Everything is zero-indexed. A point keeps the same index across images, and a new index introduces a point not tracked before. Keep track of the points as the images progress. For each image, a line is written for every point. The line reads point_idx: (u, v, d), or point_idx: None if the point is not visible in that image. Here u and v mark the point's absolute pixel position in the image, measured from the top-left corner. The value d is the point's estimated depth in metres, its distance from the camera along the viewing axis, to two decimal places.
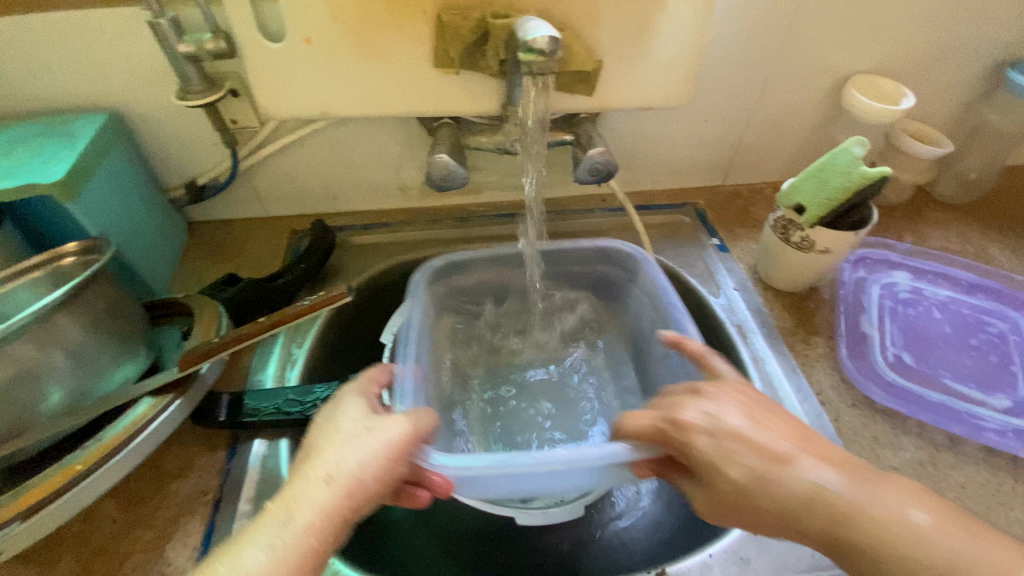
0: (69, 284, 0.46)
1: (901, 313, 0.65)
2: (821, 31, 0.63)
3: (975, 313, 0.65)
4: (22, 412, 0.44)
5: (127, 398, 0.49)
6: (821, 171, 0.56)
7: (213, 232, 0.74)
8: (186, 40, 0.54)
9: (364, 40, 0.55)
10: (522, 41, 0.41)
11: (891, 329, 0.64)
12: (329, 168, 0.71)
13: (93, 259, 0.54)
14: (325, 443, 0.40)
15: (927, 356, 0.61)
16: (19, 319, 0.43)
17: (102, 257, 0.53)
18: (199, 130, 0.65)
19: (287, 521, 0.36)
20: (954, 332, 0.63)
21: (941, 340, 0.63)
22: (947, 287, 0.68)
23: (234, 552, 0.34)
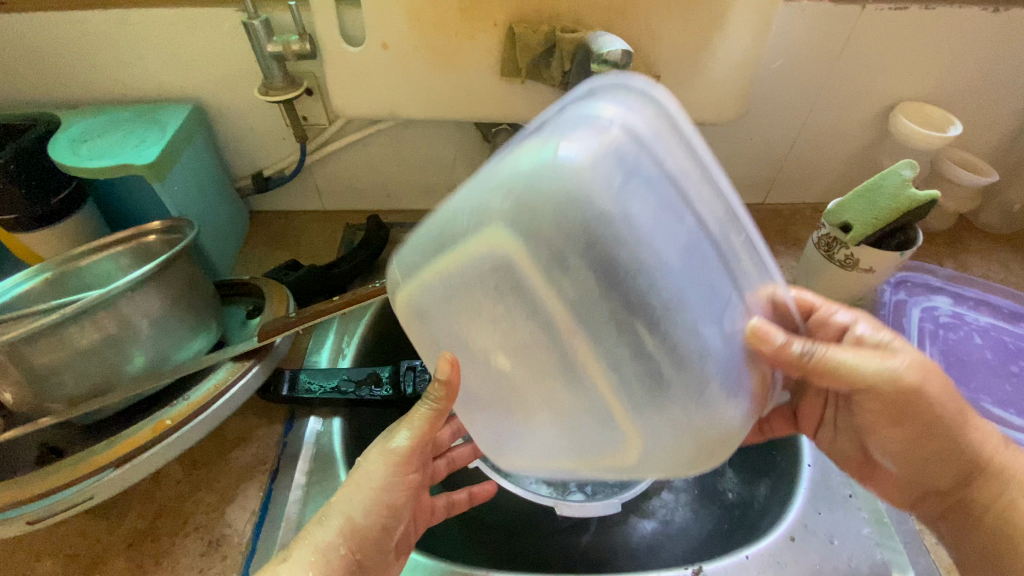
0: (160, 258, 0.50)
1: (942, 338, 0.66)
2: (871, 58, 0.65)
3: (1018, 340, 0.65)
4: (110, 371, 0.48)
5: (201, 367, 0.53)
6: (870, 191, 0.57)
7: (272, 222, 0.78)
8: (275, 41, 0.58)
9: (438, 47, 0.58)
10: (597, 54, 0.44)
11: (931, 351, 0.64)
12: (387, 166, 0.75)
13: (175, 238, 0.58)
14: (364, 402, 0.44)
15: (968, 381, 0.62)
16: (120, 285, 0.46)
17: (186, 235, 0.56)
18: (272, 124, 0.70)
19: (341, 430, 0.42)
20: (995, 359, 0.64)
21: (982, 365, 0.63)
22: (989, 314, 0.68)
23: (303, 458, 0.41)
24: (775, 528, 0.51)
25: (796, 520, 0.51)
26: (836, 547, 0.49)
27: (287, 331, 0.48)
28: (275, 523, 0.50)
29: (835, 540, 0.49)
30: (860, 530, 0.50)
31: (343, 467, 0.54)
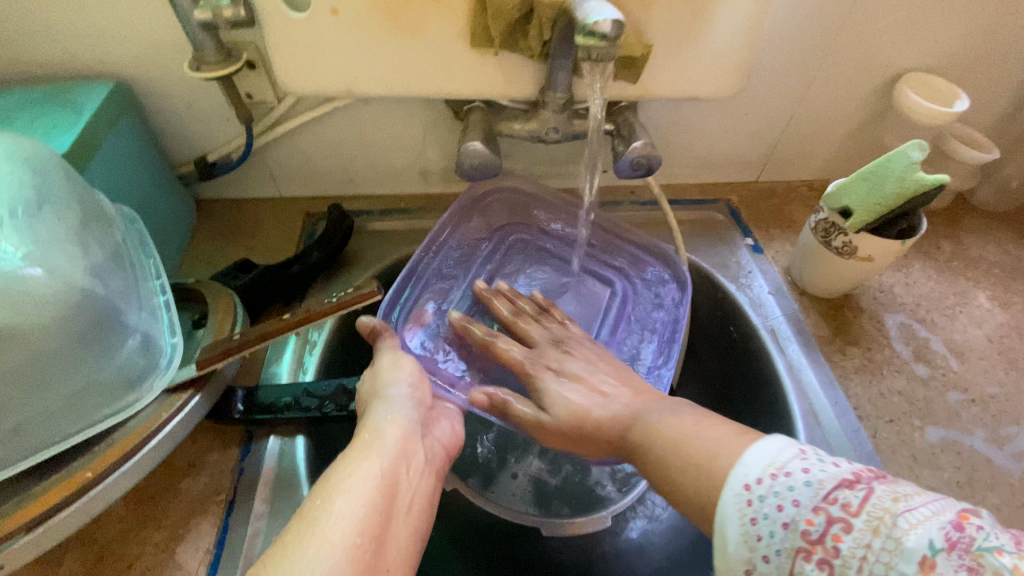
0: (132, 292, 0.42)
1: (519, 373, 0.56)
2: (877, 27, 0.60)
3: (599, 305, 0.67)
4: (34, 417, 0.36)
5: (322, 311, 0.44)
6: (872, 174, 0.52)
7: (222, 211, 0.70)
8: (202, 6, 0.50)
9: (399, 15, 0.50)
10: (582, 24, 0.37)
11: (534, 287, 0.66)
12: (348, 148, 0.67)
13: (134, 240, 0.47)
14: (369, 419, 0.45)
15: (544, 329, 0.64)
16: (93, 313, 0.37)
17: (124, 221, 0.48)
18: (213, 101, 0.61)
19: (359, 479, 0.39)
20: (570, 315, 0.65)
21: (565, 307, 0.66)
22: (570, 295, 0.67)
23: (312, 521, 0.35)
24: None
25: None
26: None
27: (230, 356, 0.42)
28: (234, 562, 0.45)
29: None
30: None
31: (307, 486, 0.49)
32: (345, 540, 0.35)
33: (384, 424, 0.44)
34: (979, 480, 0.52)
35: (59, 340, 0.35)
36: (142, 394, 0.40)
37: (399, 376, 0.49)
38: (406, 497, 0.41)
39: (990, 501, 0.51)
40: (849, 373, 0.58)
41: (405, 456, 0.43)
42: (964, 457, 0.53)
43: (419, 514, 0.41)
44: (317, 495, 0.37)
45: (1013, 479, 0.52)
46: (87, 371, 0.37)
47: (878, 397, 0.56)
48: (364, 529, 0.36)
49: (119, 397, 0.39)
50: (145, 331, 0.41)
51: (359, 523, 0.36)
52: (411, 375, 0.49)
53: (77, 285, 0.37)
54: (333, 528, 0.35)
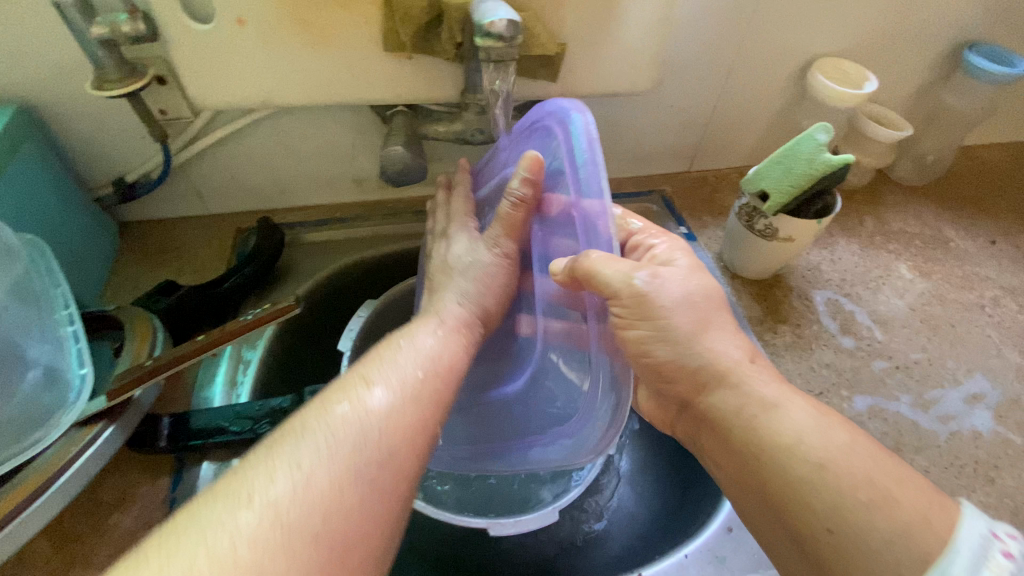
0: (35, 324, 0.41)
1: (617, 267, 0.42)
2: (785, 15, 0.62)
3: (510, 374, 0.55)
4: None
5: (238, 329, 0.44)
6: (785, 158, 0.54)
7: (148, 233, 0.68)
8: (99, 23, 0.48)
9: (308, 22, 0.49)
10: (478, 26, 0.37)
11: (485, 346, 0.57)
12: (275, 159, 0.66)
13: (44, 272, 0.45)
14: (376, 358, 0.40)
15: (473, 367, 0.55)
16: None
17: (32, 253, 0.45)
18: (125, 120, 0.59)
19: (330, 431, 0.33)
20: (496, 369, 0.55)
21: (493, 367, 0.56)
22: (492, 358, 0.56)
23: (251, 478, 0.30)
24: (715, 518, 0.49)
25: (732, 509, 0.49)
26: None
27: (145, 382, 0.42)
28: None
29: None
30: None
31: None
32: (287, 520, 0.29)
33: (407, 357, 0.40)
34: (906, 444, 0.54)
35: None
36: (49, 431, 0.39)
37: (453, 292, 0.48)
38: (421, 428, 0.36)
39: (917, 463, 0.53)
40: (781, 351, 0.60)
41: (437, 396, 0.39)
42: (890, 422, 0.56)
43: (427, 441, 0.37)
44: (275, 443, 0.33)
45: (936, 439, 0.55)
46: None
47: (809, 372, 0.59)
48: (315, 493, 0.30)
49: (23, 432, 0.38)
50: (48, 364, 0.41)
51: (320, 491, 0.30)
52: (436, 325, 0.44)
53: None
54: (278, 498, 0.29)
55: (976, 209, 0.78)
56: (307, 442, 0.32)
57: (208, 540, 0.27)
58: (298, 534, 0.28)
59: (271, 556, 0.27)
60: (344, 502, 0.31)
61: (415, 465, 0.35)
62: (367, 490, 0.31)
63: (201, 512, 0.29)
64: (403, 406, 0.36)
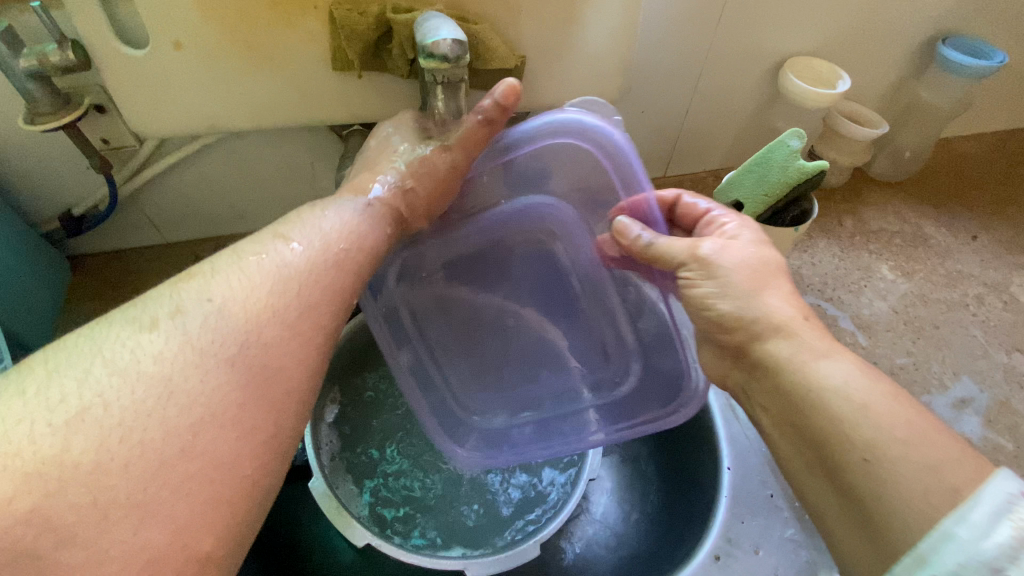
0: None
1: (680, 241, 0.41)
2: (754, 15, 0.60)
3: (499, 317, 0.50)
4: None
5: None
6: (758, 166, 0.52)
7: (100, 267, 0.65)
8: (26, 54, 0.45)
9: (251, 44, 0.47)
10: (421, 46, 0.35)
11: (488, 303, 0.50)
12: (231, 184, 0.63)
13: None
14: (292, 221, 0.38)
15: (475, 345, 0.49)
16: None
17: None
18: (67, 153, 0.56)
19: (205, 296, 0.31)
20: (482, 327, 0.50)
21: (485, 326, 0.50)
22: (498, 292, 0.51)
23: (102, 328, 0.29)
24: (700, 546, 0.47)
25: (719, 535, 0.47)
26: (761, 557, 0.46)
27: None
28: None
29: (765, 551, 0.47)
30: (784, 532, 0.48)
31: None
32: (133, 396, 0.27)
33: (321, 227, 0.38)
34: None
35: None
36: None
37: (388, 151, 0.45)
38: (311, 333, 0.33)
39: None
40: None
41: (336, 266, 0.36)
42: None
43: (316, 335, 0.33)
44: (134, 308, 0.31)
45: None
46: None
47: None
48: (197, 376, 0.28)
49: None
50: None
51: (168, 372, 0.28)
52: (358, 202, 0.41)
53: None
54: (146, 359, 0.28)
55: (956, 203, 0.77)
56: (201, 297, 0.31)
57: (16, 405, 0.26)
58: (145, 418, 0.27)
59: (79, 430, 0.25)
60: (208, 425, 0.28)
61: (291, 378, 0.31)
62: (224, 401, 0.28)
63: (39, 363, 0.28)
64: (292, 272, 0.34)
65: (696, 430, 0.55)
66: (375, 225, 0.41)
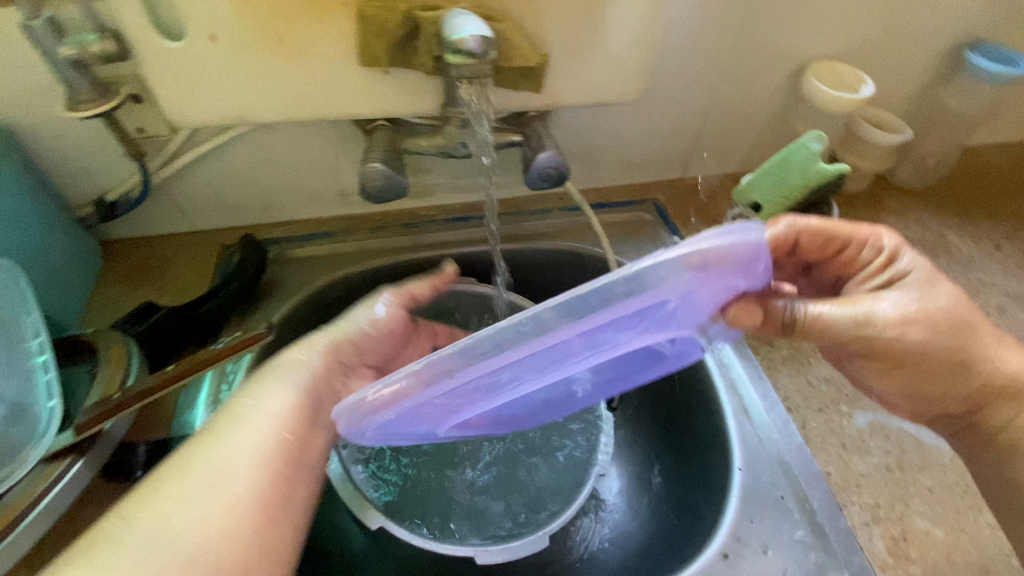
0: None
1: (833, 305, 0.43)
2: (778, 18, 0.61)
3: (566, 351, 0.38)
4: None
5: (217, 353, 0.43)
6: (777, 167, 0.52)
7: (130, 252, 0.67)
8: (68, 43, 0.47)
9: (283, 38, 0.48)
10: (448, 41, 0.36)
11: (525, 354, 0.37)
12: (258, 175, 0.65)
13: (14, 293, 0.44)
14: (256, 383, 0.45)
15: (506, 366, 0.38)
16: None
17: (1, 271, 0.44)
18: (102, 140, 0.58)
19: (197, 473, 0.38)
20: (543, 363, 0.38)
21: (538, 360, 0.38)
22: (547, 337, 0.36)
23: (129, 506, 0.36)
24: (709, 544, 0.47)
25: (728, 533, 0.47)
26: (769, 557, 0.46)
27: (112, 416, 0.41)
28: None
29: (774, 552, 0.47)
30: (794, 534, 0.48)
31: None
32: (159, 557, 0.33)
33: (268, 402, 0.44)
34: (908, 462, 0.53)
35: None
36: (15, 467, 0.38)
37: (356, 322, 0.52)
38: (282, 484, 0.40)
39: (920, 482, 0.51)
40: (777, 365, 0.58)
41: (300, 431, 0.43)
42: (892, 440, 0.54)
43: (282, 465, 0.41)
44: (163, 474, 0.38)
45: (940, 457, 0.53)
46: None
47: (808, 388, 0.57)
48: (213, 534, 0.36)
49: None
50: (16, 399, 0.40)
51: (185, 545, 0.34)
52: (305, 351, 0.49)
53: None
54: (158, 520, 0.35)
55: (979, 212, 0.76)
56: (199, 465, 0.38)
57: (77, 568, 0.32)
58: (180, 558, 0.34)
59: (130, 558, 0.33)
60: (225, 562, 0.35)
61: (277, 497, 0.39)
62: (233, 543, 0.36)
63: (108, 522, 0.35)
64: (272, 432, 0.42)
65: (707, 431, 0.55)
66: (315, 377, 0.48)
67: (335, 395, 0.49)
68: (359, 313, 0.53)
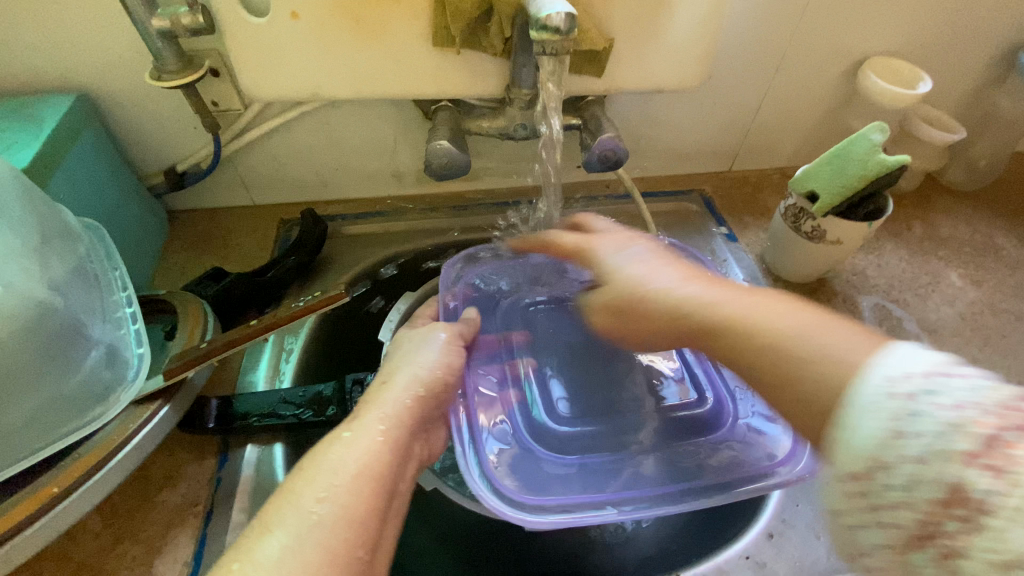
0: (96, 302, 0.43)
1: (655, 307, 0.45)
2: (839, 13, 0.61)
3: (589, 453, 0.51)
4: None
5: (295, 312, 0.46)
6: (836, 158, 0.53)
7: (194, 222, 0.70)
8: (160, 15, 0.49)
9: (360, 17, 0.50)
10: (534, 18, 0.37)
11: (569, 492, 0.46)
12: (319, 152, 0.67)
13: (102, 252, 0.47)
14: (356, 426, 0.40)
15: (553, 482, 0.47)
16: (52, 323, 0.37)
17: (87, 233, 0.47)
18: (179, 111, 0.60)
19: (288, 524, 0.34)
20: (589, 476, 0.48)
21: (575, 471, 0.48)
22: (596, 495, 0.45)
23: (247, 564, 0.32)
24: (754, 524, 0.48)
25: (774, 515, 0.48)
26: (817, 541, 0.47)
27: (198, 364, 0.43)
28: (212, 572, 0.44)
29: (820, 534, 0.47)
30: None
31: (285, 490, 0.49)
32: None
33: (359, 438, 0.39)
34: None
35: (18, 354, 0.35)
36: (109, 407, 0.40)
37: (417, 358, 0.46)
38: (371, 516, 0.36)
39: None
40: None
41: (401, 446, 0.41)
42: None
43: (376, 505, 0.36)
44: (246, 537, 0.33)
45: None
46: (48, 386, 0.37)
47: None
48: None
49: (86, 411, 0.39)
50: (111, 343, 0.42)
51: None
52: (411, 388, 0.44)
53: (35, 299, 0.36)
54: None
55: None
56: (291, 517, 0.34)
57: None
58: None
59: None
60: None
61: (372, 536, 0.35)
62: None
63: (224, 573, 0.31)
64: (367, 464, 0.38)
65: None
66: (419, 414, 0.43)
67: (421, 442, 0.45)
68: (416, 346, 0.48)
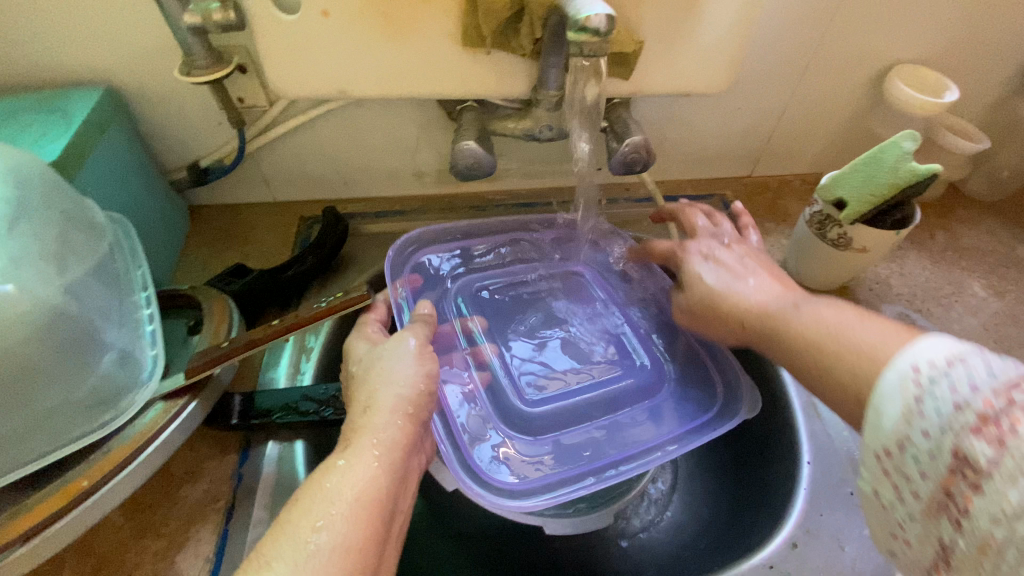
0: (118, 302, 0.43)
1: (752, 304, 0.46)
2: (867, 20, 0.60)
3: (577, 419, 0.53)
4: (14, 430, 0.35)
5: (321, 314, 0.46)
6: (865, 166, 0.52)
7: (215, 217, 0.70)
8: (192, 9, 0.49)
9: (390, 16, 0.50)
10: (572, 20, 0.37)
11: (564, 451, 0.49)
12: (341, 150, 0.67)
13: (124, 249, 0.47)
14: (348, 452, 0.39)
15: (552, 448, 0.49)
16: (72, 326, 0.37)
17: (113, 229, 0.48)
18: (205, 107, 0.61)
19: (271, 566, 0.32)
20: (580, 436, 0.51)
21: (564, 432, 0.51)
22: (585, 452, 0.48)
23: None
24: (776, 533, 0.48)
25: (796, 524, 0.48)
26: (845, 553, 0.46)
27: (222, 362, 0.43)
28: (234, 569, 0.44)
29: (844, 545, 0.47)
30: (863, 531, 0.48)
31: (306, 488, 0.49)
32: None
33: (353, 467, 0.38)
34: None
35: (32, 357, 0.35)
36: (119, 413, 0.40)
37: (397, 376, 0.44)
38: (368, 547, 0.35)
39: None
40: None
41: (394, 470, 0.39)
42: None
43: (373, 536, 0.35)
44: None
45: None
46: (62, 390, 0.37)
47: None
48: None
49: (95, 418, 0.39)
50: (124, 348, 0.41)
51: None
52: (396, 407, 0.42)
53: (49, 304, 0.36)
54: None
55: None
56: (281, 553, 0.33)
57: None
58: None
59: None
60: None
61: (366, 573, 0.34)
62: None
63: None
64: (358, 497, 0.36)
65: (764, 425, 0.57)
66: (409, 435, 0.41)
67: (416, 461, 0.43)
68: (395, 360, 0.45)
